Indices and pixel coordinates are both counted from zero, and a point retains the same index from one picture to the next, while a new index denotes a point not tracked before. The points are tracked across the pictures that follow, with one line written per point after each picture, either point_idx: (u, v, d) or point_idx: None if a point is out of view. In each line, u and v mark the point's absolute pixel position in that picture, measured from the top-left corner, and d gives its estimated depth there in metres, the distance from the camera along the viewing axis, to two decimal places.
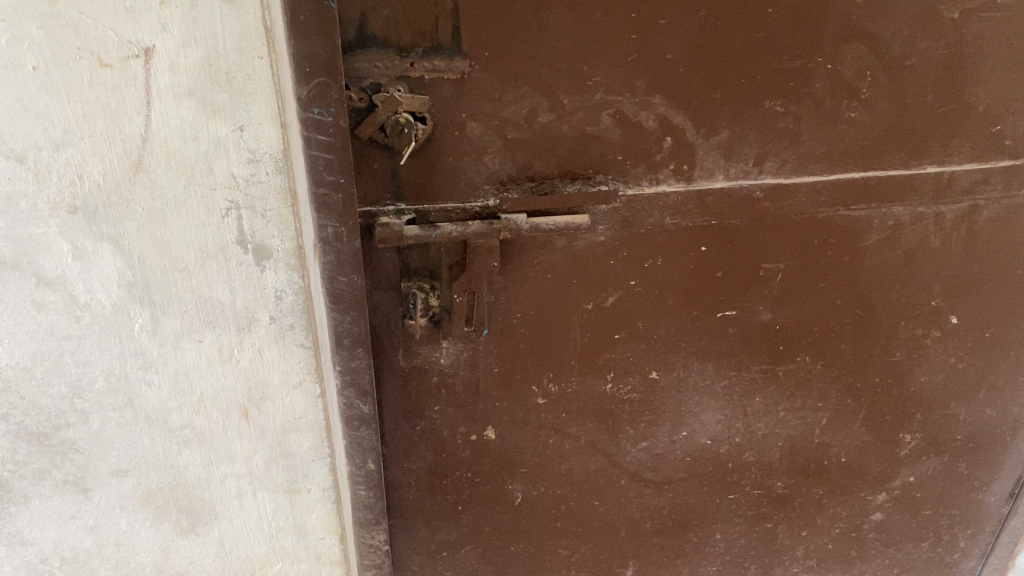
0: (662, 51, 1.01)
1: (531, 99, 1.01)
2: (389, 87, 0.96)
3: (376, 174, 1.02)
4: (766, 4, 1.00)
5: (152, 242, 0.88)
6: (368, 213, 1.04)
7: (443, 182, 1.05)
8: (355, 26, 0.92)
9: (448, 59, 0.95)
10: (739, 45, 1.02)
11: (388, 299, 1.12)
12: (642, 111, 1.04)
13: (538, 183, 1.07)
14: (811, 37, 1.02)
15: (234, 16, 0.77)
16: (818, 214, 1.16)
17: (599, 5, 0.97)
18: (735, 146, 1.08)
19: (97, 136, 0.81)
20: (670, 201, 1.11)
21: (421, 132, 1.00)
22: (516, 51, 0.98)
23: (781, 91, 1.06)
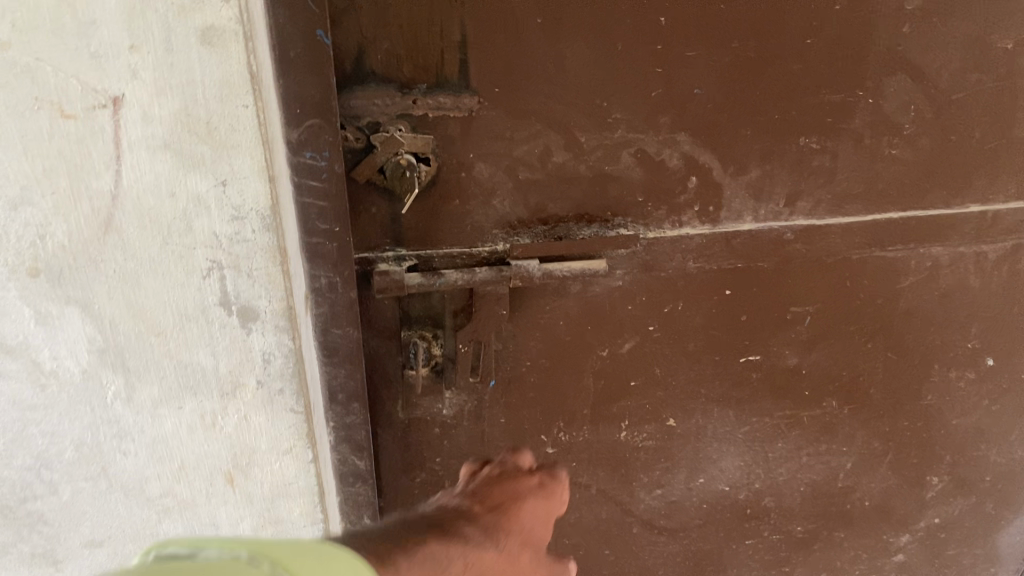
0: (690, 86, 0.92)
1: (545, 137, 0.92)
2: (390, 126, 0.86)
3: (374, 219, 0.93)
4: (805, 34, 0.90)
5: (125, 305, 0.78)
6: (365, 259, 0.94)
7: (447, 226, 0.96)
8: (352, 60, 0.83)
9: (456, 96, 0.86)
10: (774, 79, 0.93)
11: (386, 348, 1.03)
12: (666, 149, 0.95)
13: (551, 226, 0.98)
14: (852, 70, 0.93)
15: (214, 61, 0.68)
16: (852, 256, 1.07)
17: (623, 36, 0.88)
18: (766, 185, 0.99)
19: (60, 193, 0.72)
20: (694, 243, 1.02)
21: (424, 174, 0.90)
22: (530, 86, 0.88)
23: (817, 127, 0.97)
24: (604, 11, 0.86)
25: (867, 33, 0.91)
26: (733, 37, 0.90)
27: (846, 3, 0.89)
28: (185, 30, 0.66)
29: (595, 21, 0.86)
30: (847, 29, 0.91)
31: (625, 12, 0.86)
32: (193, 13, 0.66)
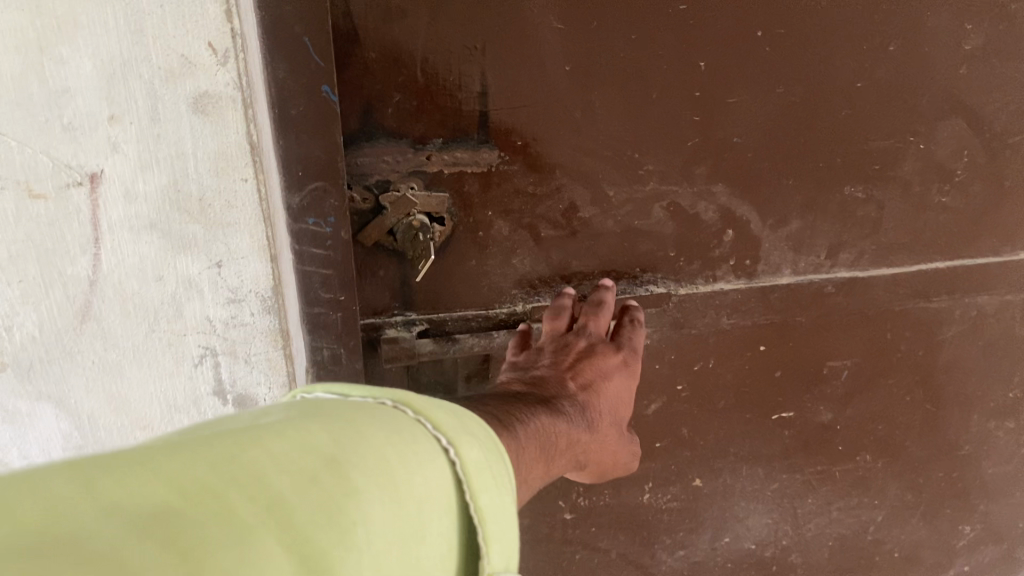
0: (730, 135, 0.83)
1: (571, 191, 0.83)
2: (402, 184, 0.77)
3: (381, 282, 0.84)
4: (855, 78, 0.83)
5: (105, 400, 0.70)
6: (370, 325, 0.85)
7: (462, 288, 0.86)
8: (359, 115, 0.74)
9: (474, 150, 0.77)
10: (819, 124, 0.85)
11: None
12: (701, 202, 0.87)
13: (576, 283, 0.89)
14: (904, 114, 0.86)
15: (208, 125, 0.61)
16: (895, 307, 0.99)
17: (659, 82, 0.79)
18: (808, 237, 0.91)
19: (28, 281, 0.63)
20: (729, 298, 0.94)
21: (439, 234, 0.81)
22: (555, 138, 0.80)
23: (863, 176, 0.89)
24: (639, 57, 0.78)
25: (921, 76, 0.84)
26: (777, 82, 0.82)
27: (901, 45, 0.82)
28: (176, 94, 0.59)
29: (631, 67, 0.78)
30: (901, 71, 0.83)
31: (662, 58, 0.78)
32: (184, 76, 0.59)
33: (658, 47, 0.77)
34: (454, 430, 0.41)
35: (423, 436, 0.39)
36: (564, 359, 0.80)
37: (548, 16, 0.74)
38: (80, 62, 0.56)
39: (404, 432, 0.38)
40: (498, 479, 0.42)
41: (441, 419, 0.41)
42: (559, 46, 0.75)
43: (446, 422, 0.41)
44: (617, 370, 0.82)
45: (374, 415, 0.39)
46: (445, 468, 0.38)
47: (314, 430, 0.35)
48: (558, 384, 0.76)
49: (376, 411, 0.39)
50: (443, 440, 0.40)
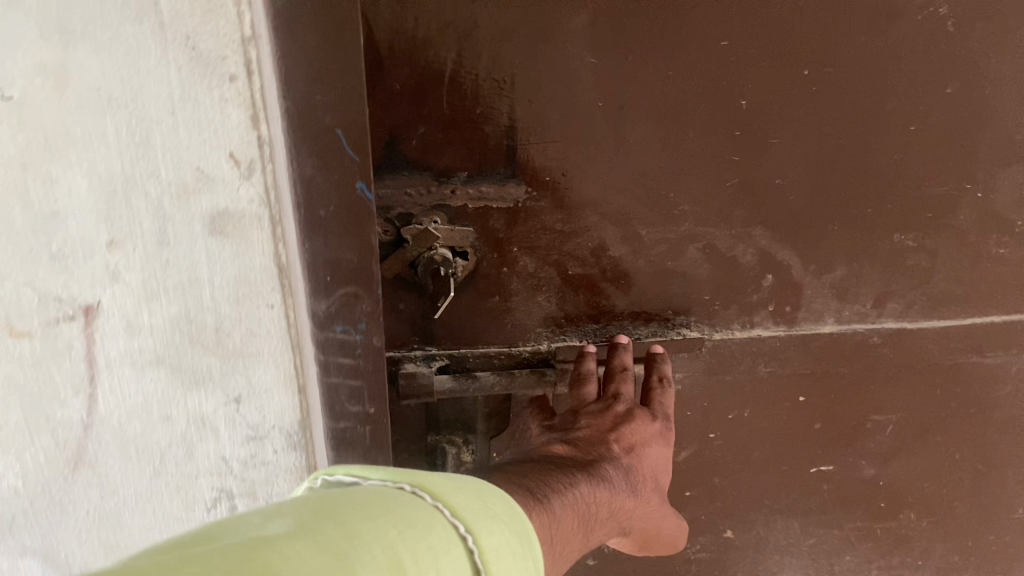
0: (770, 176, 0.79)
1: (601, 229, 0.80)
2: (425, 218, 0.75)
3: (401, 315, 0.81)
4: (907, 120, 0.78)
5: (104, 543, 0.72)
6: (390, 359, 0.82)
7: (485, 325, 0.83)
8: (382, 145, 0.72)
9: (499, 184, 0.75)
10: (867, 168, 0.80)
11: (409, 452, 0.91)
12: (739, 245, 0.83)
13: (604, 323, 0.86)
14: (960, 158, 0.80)
15: (229, 254, 0.61)
16: (945, 360, 0.93)
17: (696, 119, 0.76)
18: (852, 285, 0.87)
19: (19, 428, 0.65)
20: (766, 345, 0.89)
21: (461, 269, 0.79)
22: (586, 174, 0.76)
23: (915, 223, 0.84)
24: (677, 93, 0.74)
25: (980, 119, 0.78)
26: (822, 121, 0.77)
27: (959, 87, 0.76)
28: (192, 222, 0.59)
29: (667, 103, 0.74)
30: (958, 115, 0.78)
31: (698, 94, 0.74)
32: (200, 197, 0.59)
33: (695, 84, 0.74)
34: (474, 515, 0.39)
35: (441, 522, 0.37)
36: (604, 418, 0.79)
37: (579, 48, 0.71)
38: (74, 183, 0.57)
39: (422, 521, 0.36)
40: (519, 564, 0.39)
41: (459, 502, 0.39)
42: (591, 80, 0.72)
43: (463, 509, 0.39)
44: (655, 437, 0.81)
45: (391, 504, 0.37)
46: (463, 558, 0.36)
47: (328, 524, 0.33)
48: (601, 447, 0.76)
49: (392, 499, 0.37)
50: (462, 527, 0.37)
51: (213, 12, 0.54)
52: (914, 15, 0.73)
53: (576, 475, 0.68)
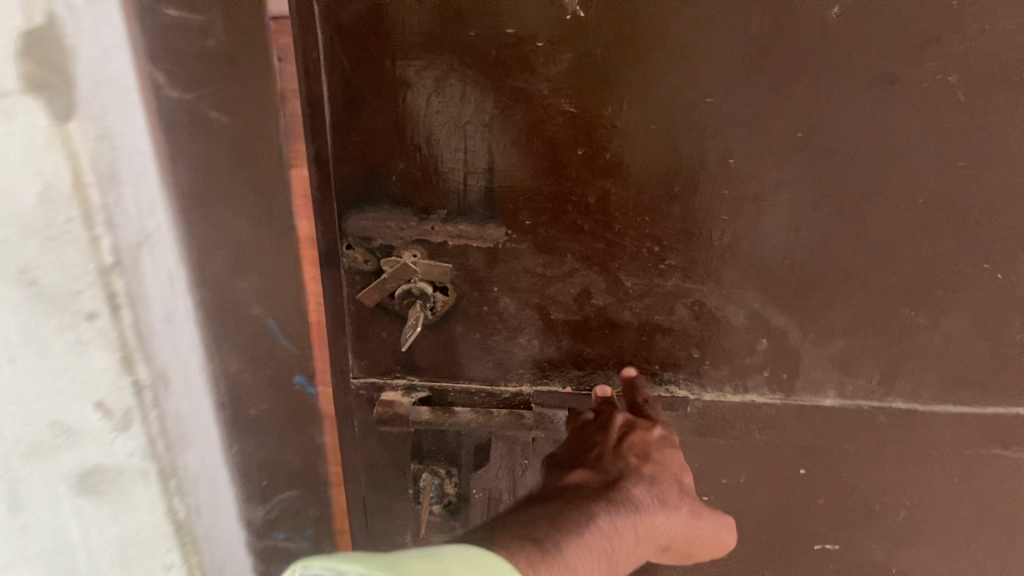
0: (764, 239, 0.77)
1: (584, 277, 0.79)
2: (404, 251, 0.77)
3: (383, 342, 0.83)
4: (915, 192, 0.73)
5: None
6: (368, 383, 0.86)
7: (465, 360, 0.84)
8: (363, 178, 0.74)
9: (479, 225, 0.76)
10: (871, 239, 0.76)
11: (394, 472, 0.93)
12: (729, 306, 0.80)
13: (589, 371, 0.85)
14: (977, 238, 0.74)
15: (109, 506, 0.70)
16: (964, 451, 0.86)
17: (682, 175, 0.74)
18: (856, 359, 0.82)
19: None
20: (760, 411, 0.86)
21: (440, 303, 0.80)
22: (567, 221, 0.76)
23: (926, 300, 0.78)
24: (661, 147, 0.72)
25: (1001, 197, 0.72)
26: (818, 188, 0.74)
27: (972, 161, 0.71)
28: (61, 478, 0.68)
29: (650, 156, 0.73)
30: (974, 190, 0.72)
31: (684, 151, 0.73)
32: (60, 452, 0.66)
33: (680, 140, 0.72)
34: None
35: None
36: (610, 436, 0.78)
37: (554, 97, 0.70)
38: None
39: None
40: None
41: None
42: (570, 127, 0.71)
43: None
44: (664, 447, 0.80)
45: None
46: None
47: None
48: (615, 466, 0.75)
49: None
50: None
51: (53, 242, 0.57)
52: (918, 82, 0.68)
53: (596, 510, 0.68)
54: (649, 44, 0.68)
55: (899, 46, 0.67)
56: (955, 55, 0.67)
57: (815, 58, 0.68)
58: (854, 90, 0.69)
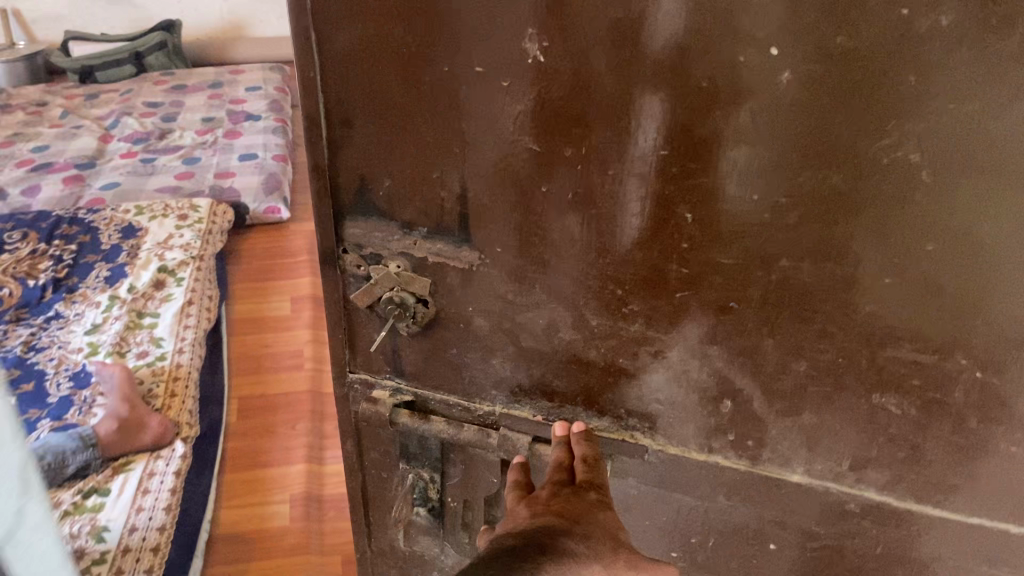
0: (725, 298, 0.76)
1: (551, 309, 0.82)
2: (390, 262, 0.84)
3: (374, 343, 0.91)
4: (880, 272, 0.70)
5: None
6: (360, 380, 0.94)
7: (446, 373, 0.91)
8: (356, 191, 0.82)
9: (455, 246, 0.81)
10: (834, 313, 0.73)
11: (388, 471, 1.02)
12: (693, 360, 0.80)
13: (558, 404, 0.88)
14: (948, 329, 0.70)
15: None
16: (944, 555, 0.82)
17: (641, 223, 0.74)
18: (823, 438, 0.80)
19: None
20: (725, 475, 0.86)
21: (421, 315, 0.86)
22: (535, 254, 0.79)
23: (897, 387, 0.74)
24: (618, 193, 0.73)
25: (972, 287, 0.68)
26: (780, 251, 0.72)
27: (941, 247, 0.67)
28: None
29: (609, 200, 0.74)
30: (942, 277, 0.68)
31: (641, 203, 0.73)
32: None
33: (638, 186, 0.73)
34: None
35: None
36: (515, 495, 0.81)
37: (519, 133, 0.73)
38: None
39: None
40: None
41: None
42: (534, 166, 0.74)
43: None
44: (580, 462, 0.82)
45: None
46: None
47: None
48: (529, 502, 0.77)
49: None
50: None
51: None
52: (879, 159, 0.65)
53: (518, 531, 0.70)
54: (606, 96, 0.69)
55: (857, 119, 0.64)
56: (918, 133, 0.64)
57: (771, 127, 0.67)
58: (811, 155, 0.67)
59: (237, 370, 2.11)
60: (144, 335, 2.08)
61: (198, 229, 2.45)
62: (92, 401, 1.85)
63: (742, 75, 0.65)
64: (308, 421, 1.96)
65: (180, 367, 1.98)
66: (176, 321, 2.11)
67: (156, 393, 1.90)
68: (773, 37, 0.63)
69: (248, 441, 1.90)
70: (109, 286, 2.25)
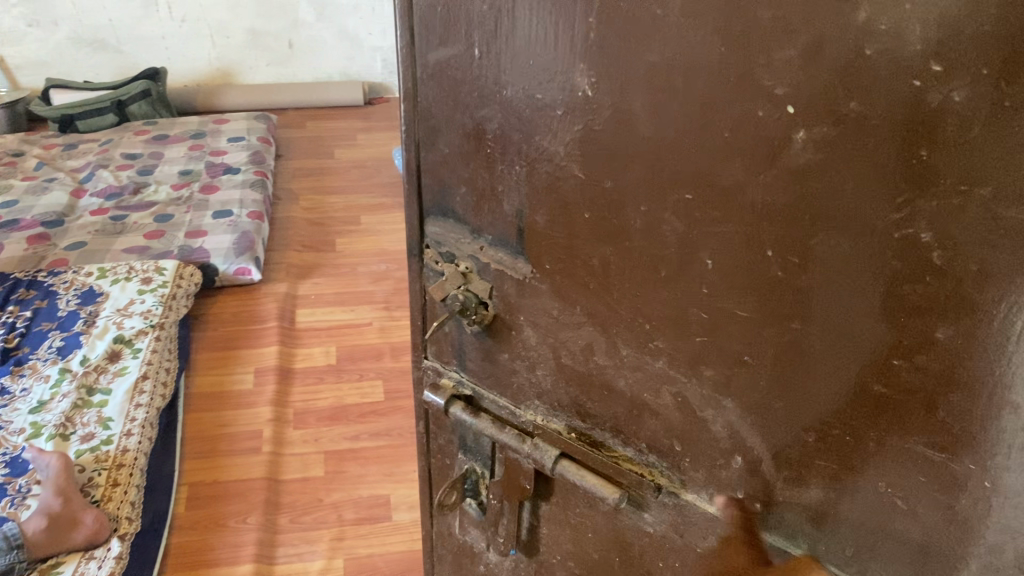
0: (739, 352, 0.75)
1: (588, 334, 0.87)
2: (460, 262, 0.92)
3: (446, 337, 1.03)
4: (886, 355, 0.65)
5: None
6: (432, 367, 1.07)
7: (498, 373, 0.99)
8: (438, 197, 0.90)
9: (512, 259, 0.88)
10: (836, 390, 0.70)
11: (451, 459, 1.17)
12: (709, 408, 0.81)
13: (589, 424, 0.94)
14: (955, 431, 0.64)
15: None
16: None
17: (667, 262, 0.75)
18: (828, 518, 0.78)
19: None
20: (732, 533, 0.86)
21: (482, 317, 0.94)
22: (578, 275, 0.83)
23: (895, 476, 0.71)
24: (647, 228, 0.75)
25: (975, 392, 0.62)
26: (794, 309, 0.69)
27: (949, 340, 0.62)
28: None
29: (640, 234, 0.76)
30: (943, 372, 0.63)
31: (668, 243, 0.74)
32: None
33: (665, 226, 0.73)
34: None
35: None
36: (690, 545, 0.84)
37: (569, 160, 0.76)
38: None
39: None
40: None
41: None
42: (579, 193, 0.78)
43: None
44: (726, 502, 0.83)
45: None
46: None
47: None
48: None
49: None
50: None
51: None
52: (889, 237, 0.61)
53: None
54: (641, 135, 0.70)
55: (870, 192, 0.60)
56: (929, 212, 0.58)
57: (786, 187, 0.65)
58: (824, 222, 0.64)
59: (189, 454, 1.98)
60: (92, 414, 1.96)
61: (160, 297, 2.37)
62: (26, 490, 1.74)
63: (765, 124, 0.63)
64: (259, 513, 1.82)
65: (127, 453, 1.84)
66: (128, 398, 2.00)
67: (97, 482, 1.76)
68: (791, 95, 0.61)
69: (192, 534, 1.76)
70: (59, 357, 2.15)
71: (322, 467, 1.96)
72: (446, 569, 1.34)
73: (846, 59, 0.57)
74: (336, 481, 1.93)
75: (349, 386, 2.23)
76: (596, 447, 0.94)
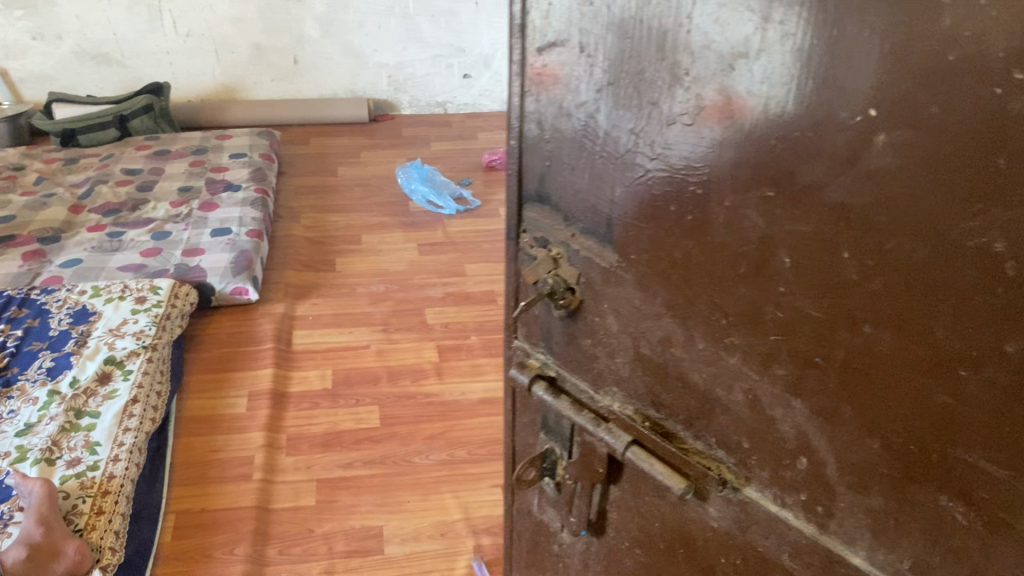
0: (811, 353, 0.73)
1: (666, 325, 0.85)
2: (553, 246, 0.91)
3: (535, 319, 1.01)
4: (953, 362, 0.63)
5: None
6: (521, 348, 1.06)
7: (581, 359, 0.98)
8: (537, 180, 0.90)
9: (600, 247, 0.86)
10: (902, 396, 0.68)
11: (533, 438, 1.15)
12: (780, 409, 0.78)
13: (664, 415, 0.91)
14: (1017, 449, 0.61)
15: None
16: None
17: (747, 255, 0.73)
18: (889, 530, 0.74)
19: None
20: (791, 535, 0.82)
21: (569, 302, 0.93)
22: (660, 266, 0.81)
23: (957, 490, 0.67)
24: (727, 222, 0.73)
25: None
26: (866, 313, 0.67)
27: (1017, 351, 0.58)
28: None
29: (719, 225, 0.74)
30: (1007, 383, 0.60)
31: (749, 236, 0.72)
32: None
33: (744, 219, 0.72)
34: None
35: None
36: None
37: (659, 150, 0.75)
38: None
39: None
40: None
41: None
42: (666, 181, 0.76)
43: None
44: None
45: None
46: None
47: None
48: None
49: None
50: None
51: None
52: (962, 242, 0.58)
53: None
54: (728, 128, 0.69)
55: (944, 195, 0.58)
56: (1004, 219, 0.55)
57: (860, 188, 0.62)
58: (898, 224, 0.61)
59: (178, 482, 1.91)
60: (80, 438, 1.87)
61: (153, 318, 2.28)
62: (7, 519, 1.65)
63: (845, 122, 0.61)
64: (245, 544, 1.74)
65: (113, 479, 1.75)
66: (117, 422, 1.91)
67: (82, 510, 1.67)
68: (872, 97, 0.59)
69: (178, 567, 1.68)
70: (49, 378, 2.06)
71: (314, 496, 1.89)
72: (522, 550, 1.32)
73: (926, 62, 0.56)
74: (329, 511, 1.85)
75: (346, 412, 2.16)
76: (668, 438, 0.91)
